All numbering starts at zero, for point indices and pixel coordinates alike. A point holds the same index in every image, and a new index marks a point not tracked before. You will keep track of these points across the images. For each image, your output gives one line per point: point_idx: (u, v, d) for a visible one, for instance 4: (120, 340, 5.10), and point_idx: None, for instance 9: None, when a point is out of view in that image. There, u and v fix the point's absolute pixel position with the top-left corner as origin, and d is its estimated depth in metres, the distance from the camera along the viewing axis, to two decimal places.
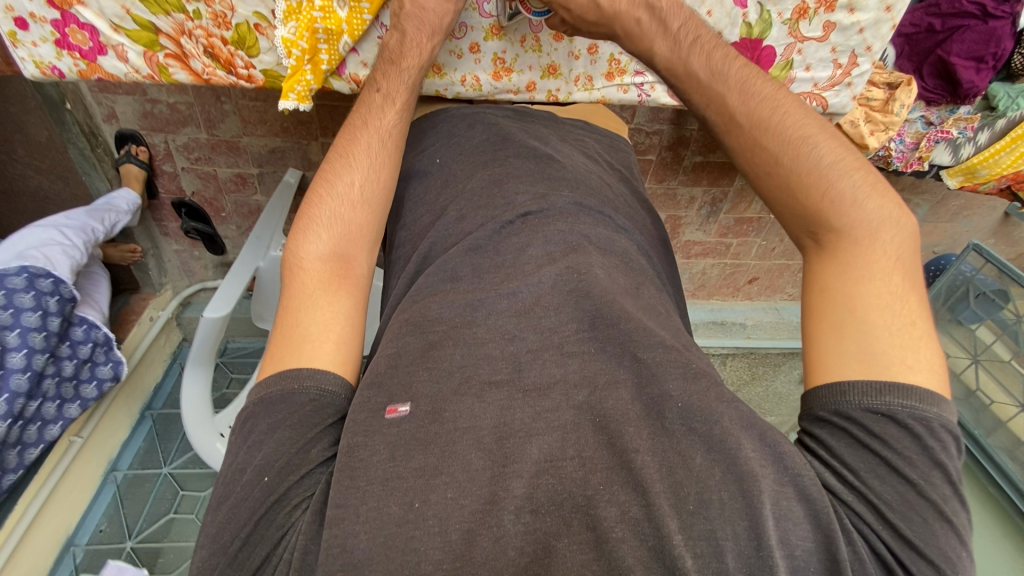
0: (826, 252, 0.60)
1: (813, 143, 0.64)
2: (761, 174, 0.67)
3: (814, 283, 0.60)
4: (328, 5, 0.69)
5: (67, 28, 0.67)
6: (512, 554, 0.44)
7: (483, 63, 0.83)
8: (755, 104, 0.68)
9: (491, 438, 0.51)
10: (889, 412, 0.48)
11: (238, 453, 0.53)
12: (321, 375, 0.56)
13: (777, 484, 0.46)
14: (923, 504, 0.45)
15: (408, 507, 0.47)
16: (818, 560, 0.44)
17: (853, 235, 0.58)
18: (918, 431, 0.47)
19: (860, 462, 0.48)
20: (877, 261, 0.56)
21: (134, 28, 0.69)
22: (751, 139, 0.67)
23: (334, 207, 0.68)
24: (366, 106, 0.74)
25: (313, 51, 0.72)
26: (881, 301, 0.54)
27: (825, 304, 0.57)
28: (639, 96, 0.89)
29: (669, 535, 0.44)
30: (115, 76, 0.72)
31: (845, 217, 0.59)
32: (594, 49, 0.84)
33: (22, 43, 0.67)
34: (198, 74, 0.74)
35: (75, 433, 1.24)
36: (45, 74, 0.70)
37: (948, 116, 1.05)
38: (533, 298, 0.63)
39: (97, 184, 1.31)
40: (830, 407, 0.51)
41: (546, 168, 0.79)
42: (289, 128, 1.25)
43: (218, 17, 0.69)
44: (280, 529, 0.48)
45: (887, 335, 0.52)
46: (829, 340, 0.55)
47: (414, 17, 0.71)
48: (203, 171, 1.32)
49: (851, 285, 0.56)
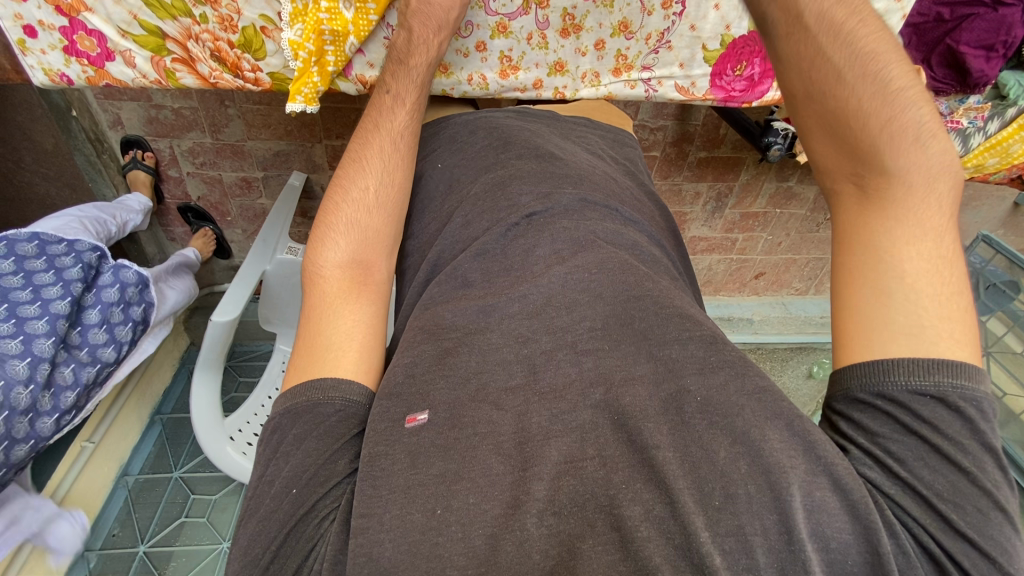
0: (869, 198, 0.56)
1: (883, 63, 0.60)
2: (813, 94, 0.62)
3: (850, 236, 0.57)
4: (334, 7, 0.69)
5: (75, 35, 0.67)
6: (536, 557, 0.44)
7: (490, 61, 0.83)
8: (829, 5, 0.62)
9: (510, 444, 0.51)
10: (939, 394, 0.46)
11: (266, 463, 0.53)
12: (346, 387, 0.56)
13: (810, 473, 0.45)
14: (974, 492, 0.44)
15: (431, 513, 0.47)
16: (857, 552, 0.43)
17: (907, 180, 0.54)
18: (969, 414, 0.45)
19: (906, 451, 0.46)
20: (929, 217, 0.53)
21: (141, 34, 0.69)
22: (815, 50, 0.62)
23: (351, 213, 0.68)
24: (377, 108, 0.74)
25: (320, 53, 0.72)
26: (926, 267, 0.52)
27: (871, 261, 0.53)
28: (646, 91, 0.88)
29: (695, 532, 0.43)
30: (123, 82, 0.72)
31: (905, 157, 0.55)
32: (601, 45, 0.84)
33: (31, 51, 0.67)
34: (204, 78, 0.74)
35: (86, 438, 1.22)
36: (54, 81, 0.70)
37: (958, 107, 1.04)
38: (545, 300, 0.62)
39: (103, 190, 1.33)
40: (871, 389, 0.49)
41: (547, 167, 0.79)
42: (293, 132, 1.25)
43: (224, 21, 0.70)
44: (310, 541, 0.48)
45: (930, 295, 0.50)
46: (870, 298, 0.52)
47: (420, 13, 0.70)
48: (209, 175, 1.33)
49: (898, 237, 0.53)
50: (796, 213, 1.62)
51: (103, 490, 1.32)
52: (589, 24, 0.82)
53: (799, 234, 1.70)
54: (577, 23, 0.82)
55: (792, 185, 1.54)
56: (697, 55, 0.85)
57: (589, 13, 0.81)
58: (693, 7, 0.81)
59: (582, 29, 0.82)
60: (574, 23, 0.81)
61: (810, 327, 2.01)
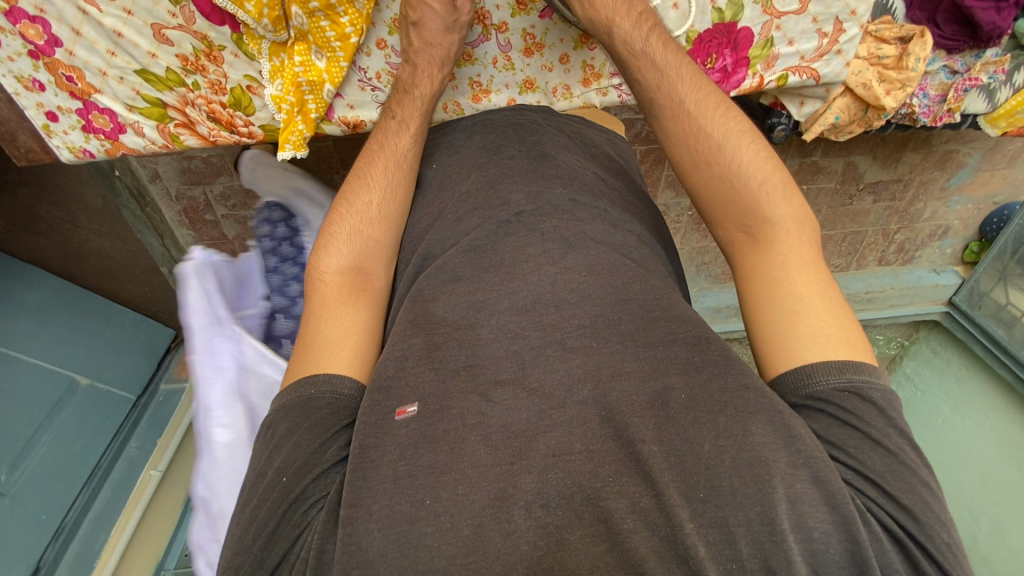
0: (762, 241, 0.66)
1: (741, 141, 0.72)
2: (699, 163, 0.74)
3: (752, 274, 0.66)
4: (308, 60, 0.80)
5: (90, 115, 0.81)
6: (524, 548, 0.46)
7: (461, 88, 0.93)
8: (702, 95, 0.76)
9: (498, 435, 0.53)
10: (854, 388, 0.55)
11: (260, 455, 0.58)
12: (337, 380, 0.62)
13: (791, 467, 0.49)
14: (906, 471, 0.51)
15: (420, 504, 0.49)
16: (838, 541, 0.46)
17: (784, 226, 0.66)
18: (880, 403, 0.54)
19: (847, 439, 0.52)
20: (804, 253, 0.65)
21: (145, 106, 0.81)
22: (696, 127, 0.74)
23: (354, 224, 0.76)
24: (383, 132, 0.82)
25: (301, 104, 0.82)
26: (810, 286, 0.62)
27: (772, 289, 0.63)
28: (619, 96, 0.96)
29: (680, 524, 0.46)
30: (135, 150, 0.85)
31: (777, 208, 0.67)
32: (565, 58, 0.92)
33: (56, 133, 0.82)
34: (205, 138, 0.85)
35: (155, 467, 1.32)
36: (78, 157, 0.85)
37: (977, 62, 0.98)
38: (535, 297, 0.64)
39: (149, 241, 1.38)
40: (801, 392, 0.56)
41: (539, 167, 0.81)
42: (312, 166, 1.32)
43: (214, 85, 0.81)
44: (297, 527, 0.53)
45: (824, 316, 0.60)
46: (784, 325, 0.60)
47: (423, 52, 0.80)
48: (240, 216, 1.40)
49: (793, 272, 0.63)
50: (825, 186, 1.52)
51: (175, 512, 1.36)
52: (550, 41, 0.91)
53: (832, 209, 1.60)
54: (539, 42, 0.90)
55: (817, 159, 1.45)
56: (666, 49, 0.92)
57: (548, 31, 0.90)
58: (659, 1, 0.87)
59: (544, 46, 0.91)
60: (536, 42, 0.90)
61: (856, 305, 1.86)
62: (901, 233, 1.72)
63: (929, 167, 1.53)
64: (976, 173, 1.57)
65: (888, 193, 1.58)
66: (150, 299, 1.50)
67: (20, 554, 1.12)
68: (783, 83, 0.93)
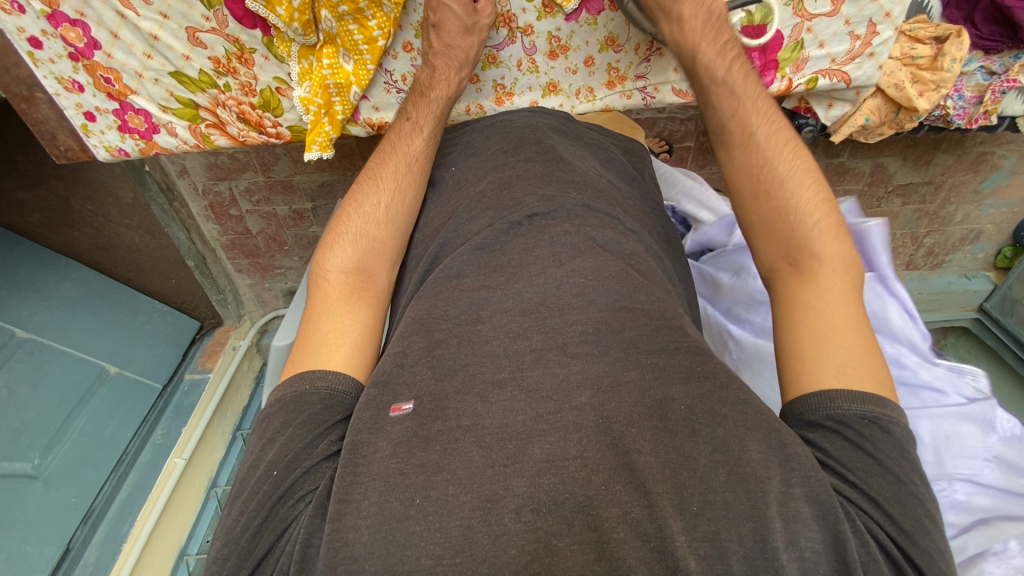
0: (805, 276, 0.65)
1: (803, 182, 0.70)
2: (758, 194, 0.72)
3: (788, 304, 0.65)
4: (336, 63, 0.81)
5: (126, 115, 0.84)
6: (511, 552, 0.46)
7: (485, 91, 0.95)
8: (772, 131, 0.75)
9: (492, 437, 0.53)
10: (874, 417, 0.54)
11: (255, 448, 0.59)
12: (332, 376, 0.63)
13: (785, 485, 0.49)
14: (912, 498, 0.50)
15: (409, 503, 0.50)
16: (826, 561, 0.46)
17: (832, 265, 0.64)
18: (898, 435, 0.53)
19: (858, 463, 0.52)
20: (848, 294, 0.63)
21: (178, 107, 0.84)
22: (763, 160, 0.73)
23: (360, 224, 0.77)
24: (397, 133, 0.84)
25: (328, 105, 0.83)
26: (849, 323, 0.61)
27: (806, 318, 0.62)
28: (643, 99, 0.96)
29: (672, 536, 0.46)
30: (168, 149, 0.88)
31: (828, 247, 0.65)
32: (590, 61, 0.92)
33: (93, 133, 0.85)
34: (234, 137, 0.88)
35: (178, 455, 1.33)
36: (114, 155, 0.88)
37: (1015, 63, 0.92)
38: (540, 298, 0.65)
39: (176, 234, 1.42)
40: (821, 412, 0.56)
41: (555, 171, 0.80)
42: (335, 163, 1.34)
43: (244, 87, 0.84)
44: (284, 521, 0.53)
45: (861, 356, 0.58)
46: (814, 355, 0.59)
47: (442, 55, 0.82)
48: (265, 211, 1.44)
49: (832, 307, 0.62)
50: (851, 189, 1.50)
51: (195, 503, 1.38)
52: (576, 43, 0.90)
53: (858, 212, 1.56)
54: (564, 45, 0.91)
55: (844, 160, 1.42)
56: None
57: (574, 33, 0.89)
58: None
59: (569, 49, 0.91)
60: (561, 45, 0.90)
61: None
62: (930, 237, 1.68)
63: (962, 170, 1.49)
64: (1012, 176, 1.52)
65: (918, 196, 1.54)
66: (175, 293, 1.54)
67: (50, 537, 1.14)
68: (812, 86, 0.92)
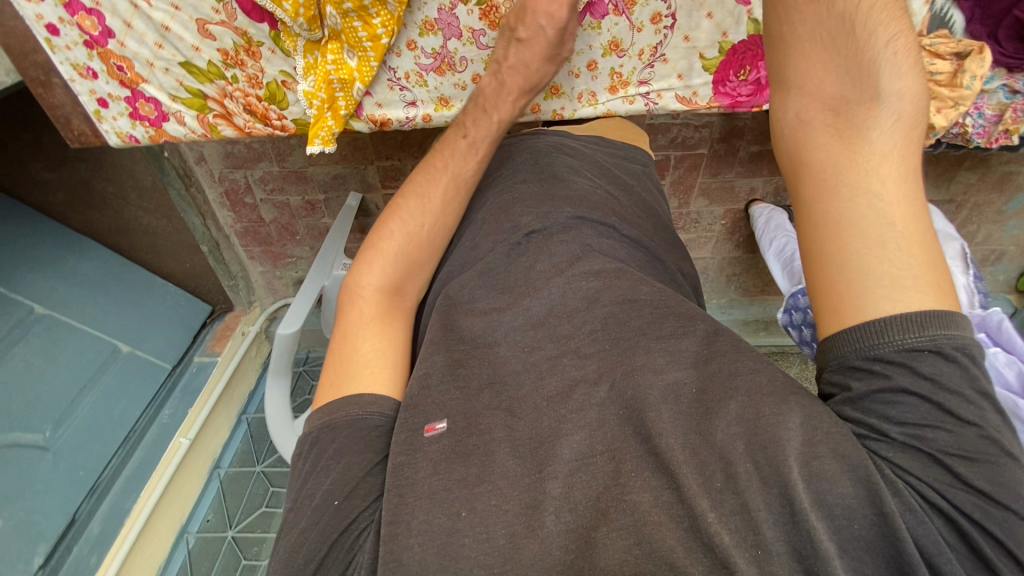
0: (857, 133, 0.49)
1: None
2: None
3: (830, 174, 0.50)
4: (340, 58, 0.83)
5: (137, 103, 0.86)
6: (558, 552, 0.48)
7: None
8: None
9: (526, 447, 0.56)
10: (936, 346, 0.44)
11: (306, 476, 0.59)
12: (383, 400, 0.63)
13: (808, 442, 0.45)
14: (983, 444, 0.42)
15: (457, 516, 0.51)
16: (864, 513, 0.42)
17: (893, 112, 0.49)
18: (965, 362, 0.44)
19: (908, 413, 0.44)
20: (908, 156, 0.49)
21: (187, 97, 0.86)
22: None
23: (403, 244, 0.79)
24: (451, 150, 0.84)
25: (332, 99, 0.85)
26: (907, 208, 0.47)
27: (855, 202, 0.48)
28: (646, 104, 0.95)
29: (701, 513, 0.46)
30: (176, 137, 0.90)
31: (896, 85, 0.49)
32: (593, 65, 0.92)
33: (106, 119, 0.87)
34: (240, 128, 0.90)
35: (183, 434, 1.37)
36: (125, 141, 0.91)
37: None
38: (547, 311, 0.66)
39: (192, 219, 1.44)
40: (865, 353, 0.46)
41: (549, 190, 0.81)
42: (348, 156, 1.35)
43: (251, 79, 0.85)
44: (349, 552, 0.54)
45: (922, 261, 0.46)
46: (864, 268, 0.47)
47: (516, 70, 0.82)
48: (278, 200, 1.46)
49: (888, 180, 0.48)
50: None
51: (197, 482, 1.41)
52: (578, 47, 0.90)
53: None
54: None
55: None
56: (694, 65, 0.91)
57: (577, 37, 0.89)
58: (685, 19, 0.86)
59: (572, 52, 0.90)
60: None
61: None
62: None
63: (984, 190, 1.45)
64: None
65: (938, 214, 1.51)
66: (188, 276, 1.57)
67: (57, 505, 1.18)
68: None
